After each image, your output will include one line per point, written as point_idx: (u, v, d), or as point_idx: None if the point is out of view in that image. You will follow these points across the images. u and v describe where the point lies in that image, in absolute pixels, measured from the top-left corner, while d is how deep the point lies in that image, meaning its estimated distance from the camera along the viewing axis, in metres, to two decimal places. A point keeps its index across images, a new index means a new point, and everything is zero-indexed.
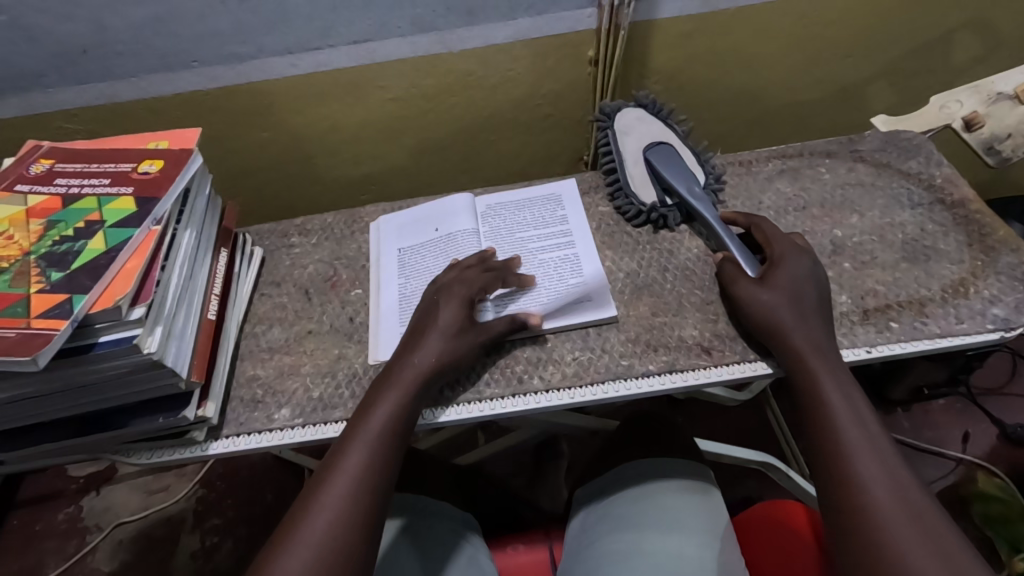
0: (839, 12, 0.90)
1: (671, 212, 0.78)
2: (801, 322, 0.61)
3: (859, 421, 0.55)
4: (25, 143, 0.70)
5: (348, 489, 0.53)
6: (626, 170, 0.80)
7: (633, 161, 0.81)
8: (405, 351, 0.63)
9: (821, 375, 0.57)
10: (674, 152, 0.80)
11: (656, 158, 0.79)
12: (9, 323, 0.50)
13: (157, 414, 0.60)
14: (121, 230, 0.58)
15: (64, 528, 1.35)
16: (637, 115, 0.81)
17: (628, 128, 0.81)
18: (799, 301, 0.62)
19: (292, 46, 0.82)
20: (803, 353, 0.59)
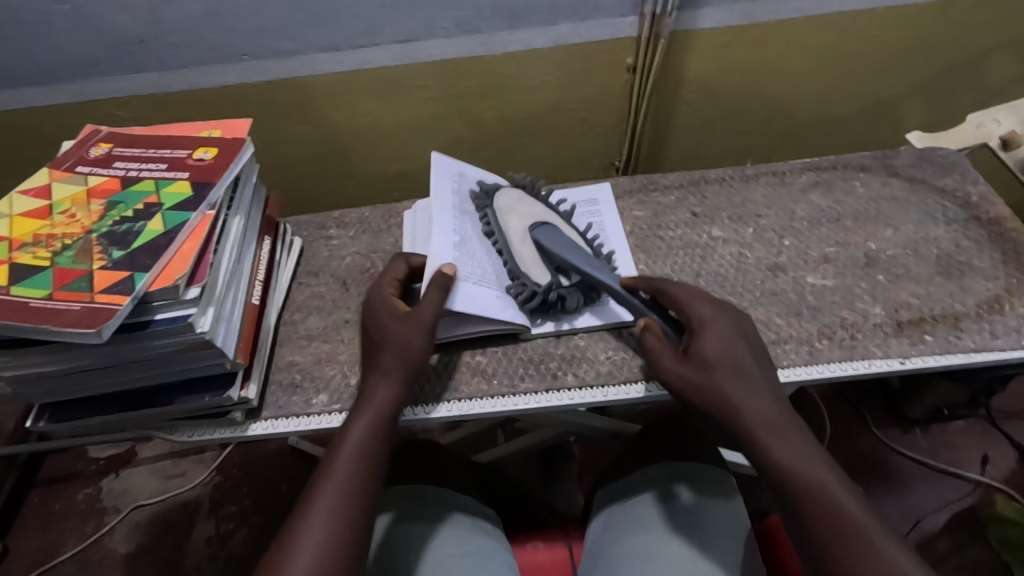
0: (878, 28, 0.91)
1: (571, 294, 0.69)
2: (745, 372, 0.57)
3: (831, 468, 0.51)
4: (84, 128, 0.73)
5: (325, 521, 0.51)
6: (512, 256, 0.71)
7: (520, 238, 0.71)
8: (371, 370, 0.62)
9: (779, 424, 0.54)
10: (562, 233, 0.72)
11: (545, 239, 0.70)
12: (74, 297, 0.52)
13: (203, 393, 0.61)
14: (178, 213, 0.60)
15: (83, 508, 1.38)
16: (519, 194, 0.75)
17: (508, 210, 0.73)
18: (730, 371, 0.56)
19: (339, 43, 0.85)
20: (757, 436, 0.53)
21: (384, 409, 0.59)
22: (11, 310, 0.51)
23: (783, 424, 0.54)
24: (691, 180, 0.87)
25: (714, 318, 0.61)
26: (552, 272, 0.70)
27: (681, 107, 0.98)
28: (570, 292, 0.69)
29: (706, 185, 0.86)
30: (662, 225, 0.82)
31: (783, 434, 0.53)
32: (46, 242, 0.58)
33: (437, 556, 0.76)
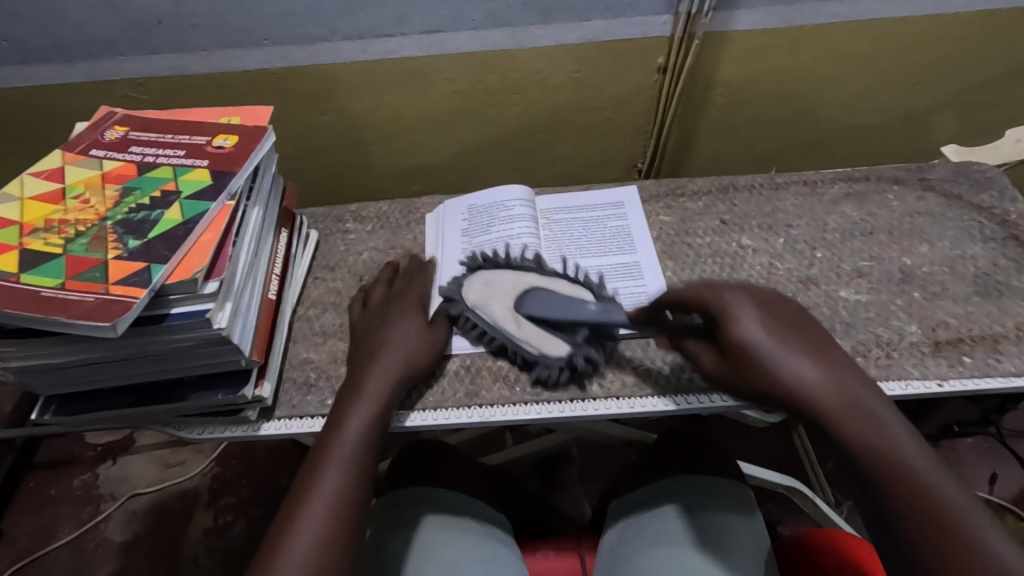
0: (916, 37, 0.88)
1: (591, 350, 0.64)
2: (796, 353, 0.52)
3: (917, 444, 0.45)
4: (98, 109, 0.70)
5: (329, 494, 0.51)
6: (514, 341, 0.66)
7: (514, 322, 0.66)
8: (370, 352, 0.63)
9: (845, 407, 0.48)
10: (546, 291, 0.67)
11: (535, 312, 0.65)
12: (88, 287, 0.50)
13: (216, 391, 0.59)
14: (197, 202, 0.57)
15: (79, 494, 1.35)
16: (484, 280, 0.69)
17: (483, 303, 0.68)
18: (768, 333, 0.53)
19: (363, 31, 0.82)
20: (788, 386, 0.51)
21: (386, 392, 0.60)
22: (22, 299, 0.49)
23: (846, 405, 0.48)
24: (720, 186, 0.84)
25: (747, 295, 0.56)
26: (563, 341, 0.65)
27: (709, 110, 0.96)
28: (590, 351, 0.64)
29: (735, 192, 0.83)
30: (690, 232, 0.79)
31: (855, 418, 0.47)
32: (59, 228, 0.55)
33: (450, 560, 0.73)
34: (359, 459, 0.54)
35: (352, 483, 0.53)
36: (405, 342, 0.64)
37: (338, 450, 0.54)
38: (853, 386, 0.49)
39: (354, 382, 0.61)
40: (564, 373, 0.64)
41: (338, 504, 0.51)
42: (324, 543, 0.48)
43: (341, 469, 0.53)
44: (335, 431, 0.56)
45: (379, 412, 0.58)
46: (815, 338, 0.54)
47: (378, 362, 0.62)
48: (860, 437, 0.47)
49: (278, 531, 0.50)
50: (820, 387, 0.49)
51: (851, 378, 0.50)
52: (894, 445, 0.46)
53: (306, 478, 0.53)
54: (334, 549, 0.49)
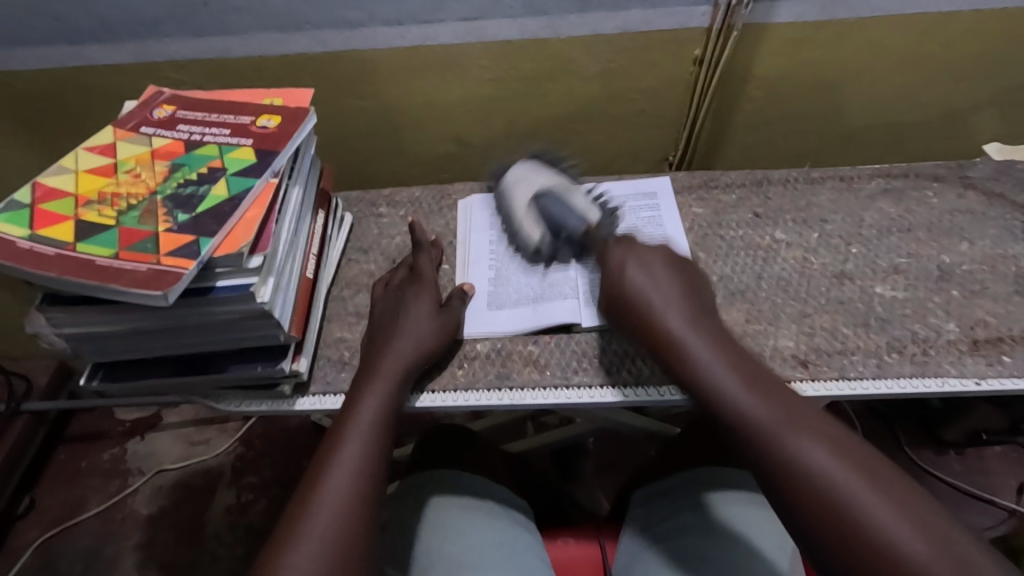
0: (962, 32, 0.87)
1: (561, 246, 0.74)
2: (668, 305, 0.58)
3: (796, 412, 0.48)
4: (146, 88, 0.72)
5: (350, 466, 0.53)
6: (514, 224, 0.78)
7: (526, 202, 0.78)
8: (382, 341, 0.64)
9: (703, 356, 0.54)
10: (560, 197, 0.76)
11: (541, 205, 0.76)
12: (140, 258, 0.51)
13: (256, 363, 0.61)
14: (242, 179, 0.59)
15: (108, 467, 1.39)
16: (526, 171, 0.82)
17: (516, 184, 0.81)
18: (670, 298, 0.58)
19: (402, 17, 0.83)
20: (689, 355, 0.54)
21: (398, 374, 0.61)
22: (77, 267, 0.50)
23: (705, 352, 0.54)
24: (754, 180, 0.84)
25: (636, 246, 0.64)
26: (545, 228, 0.76)
27: (744, 104, 0.95)
28: (561, 247, 0.74)
29: (769, 186, 0.83)
30: (723, 224, 0.79)
31: (717, 373, 0.52)
32: (111, 200, 0.57)
33: (473, 544, 0.74)
34: (378, 432, 0.56)
35: (369, 458, 0.54)
36: (419, 325, 0.65)
37: (359, 424, 0.56)
38: (703, 327, 0.56)
39: (369, 363, 0.62)
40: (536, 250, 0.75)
41: (359, 476, 0.52)
42: (348, 513, 0.50)
43: (362, 443, 0.55)
44: (355, 407, 0.58)
45: (393, 391, 0.59)
46: (675, 278, 0.61)
47: (393, 347, 0.63)
48: (714, 385, 0.52)
49: (300, 501, 0.51)
50: (685, 337, 0.55)
51: (702, 324, 0.56)
52: (752, 384, 0.51)
53: (326, 451, 0.54)
54: (356, 518, 0.50)
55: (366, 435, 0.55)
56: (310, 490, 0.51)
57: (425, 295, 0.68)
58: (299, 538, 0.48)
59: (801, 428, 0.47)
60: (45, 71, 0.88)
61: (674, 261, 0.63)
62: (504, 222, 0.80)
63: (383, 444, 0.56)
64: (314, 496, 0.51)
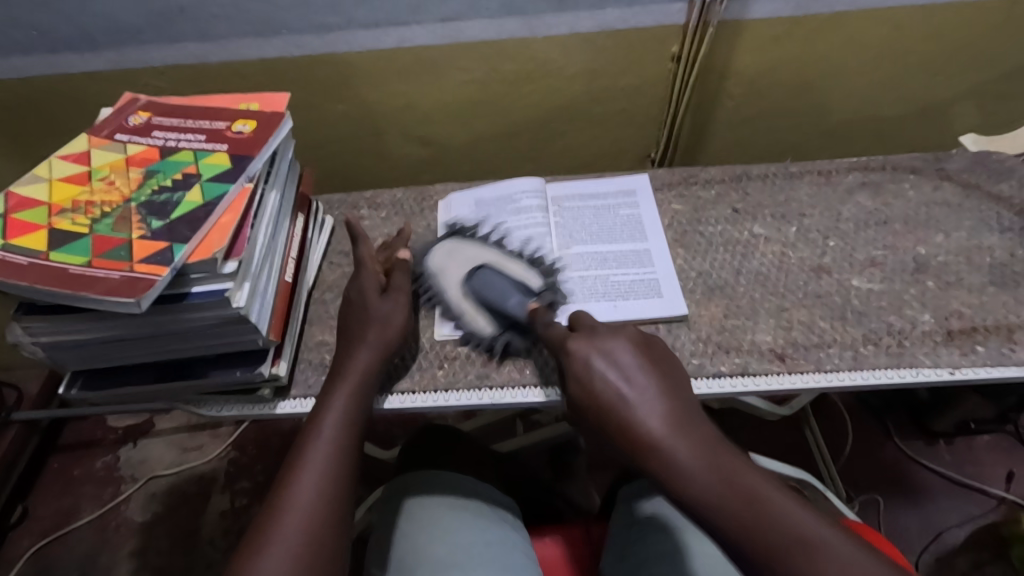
0: (936, 26, 0.87)
1: (510, 336, 0.67)
2: (643, 402, 0.49)
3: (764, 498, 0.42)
4: (123, 96, 0.72)
5: (318, 471, 0.53)
6: (452, 311, 0.70)
7: (460, 294, 0.70)
8: (349, 340, 0.64)
9: (680, 455, 0.45)
10: (495, 271, 0.69)
11: (477, 290, 0.68)
12: (113, 265, 0.51)
13: (235, 368, 0.61)
14: (217, 184, 0.59)
15: (100, 475, 1.39)
16: (449, 250, 0.73)
17: (443, 268, 0.72)
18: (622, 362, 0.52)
19: (379, 20, 0.83)
20: (648, 437, 0.47)
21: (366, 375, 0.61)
22: (50, 275, 0.50)
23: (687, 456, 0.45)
24: (733, 175, 0.84)
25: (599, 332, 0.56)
26: (490, 321, 0.68)
27: (724, 100, 0.96)
28: (511, 337, 0.67)
29: (749, 182, 0.83)
30: (702, 220, 0.79)
31: (699, 487, 0.43)
32: (85, 209, 0.57)
33: (460, 543, 0.74)
34: (345, 436, 0.56)
35: (336, 462, 0.54)
36: (389, 319, 0.64)
37: (326, 428, 0.56)
38: (680, 419, 0.47)
39: (338, 366, 0.62)
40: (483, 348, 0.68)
41: (327, 481, 0.52)
42: (316, 517, 0.50)
43: (330, 447, 0.55)
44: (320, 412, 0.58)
45: (358, 394, 0.59)
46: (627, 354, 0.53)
47: (365, 345, 0.62)
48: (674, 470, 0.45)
49: (269, 509, 0.51)
50: (663, 441, 0.46)
51: (674, 413, 0.48)
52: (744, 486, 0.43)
53: (294, 457, 0.54)
54: (324, 523, 0.50)
55: (331, 441, 0.55)
56: (278, 497, 0.51)
57: (399, 291, 0.67)
58: (266, 546, 0.48)
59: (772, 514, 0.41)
60: (25, 80, 0.88)
61: (635, 346, 0.54)
62: (441, 308, 0.71)
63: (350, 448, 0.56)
64: (282, 502, 0.51)
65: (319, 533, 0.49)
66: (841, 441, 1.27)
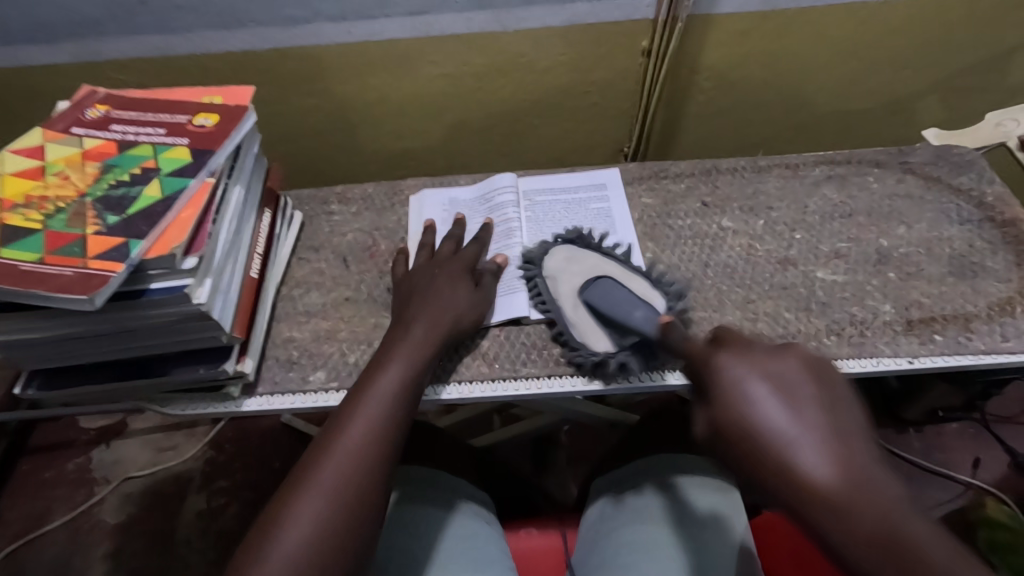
0: (900, 21, 0.89)
1: (630, 354, 0.63)
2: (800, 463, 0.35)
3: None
4: (81, 89, 0.71)
5: (371, 422, 0.52)
6: (563, 320, 0.67)
7: (571, 305, 0.68)
8: (400, 321, 0.63)
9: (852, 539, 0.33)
10: (618, 283, 0.68)
11: (594, 299, 0.66)
12: (66, 261, 0.50)
13: (198, 365, 0.60)
14: (176, 179, 0.58)
15: (73, 477, 1.36)
16: (566, 254, 0.72)
17: (558, 272, 0.71)
18: (777, 380, 0.39)
19: (347, 12, 0.82)
20: (811, 490, 0.35)
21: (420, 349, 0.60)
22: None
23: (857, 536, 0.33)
24: (703, 169, 0.85)
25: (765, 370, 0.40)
26: (611, 334, 0.65)
27: (695, 94, 0.96)
28: (629, 357, 0.63)
29: (718, 175, 0.84)
30: (672, 214, 0.80)
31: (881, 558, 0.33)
32: (38, 204, 0.56)
33: (433, 539, 0.74)
34: (402, 393, 0.55)
35: (390, 416, 0.54)
36: (449, 304, 0.64)
37: (385, 381, 0.56)
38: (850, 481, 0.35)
39: (399, 332, 0.61)
40: (594, 362, 0.64)
41: (379, 434, 0.52)
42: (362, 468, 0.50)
43: (387, 402, 0.54)
44: (382, 366, 0.57)
45: (416, 360, 0.59)
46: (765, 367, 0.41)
47: (419, 325, 0.62)
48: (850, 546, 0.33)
49: (319, 448, 0.51)
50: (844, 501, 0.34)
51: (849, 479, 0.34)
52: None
53: (351, 402, 0.54)
54: (371, 476, 0.50)
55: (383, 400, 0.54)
56: (330, 439, 0.51)
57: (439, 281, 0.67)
58: (310, 485, 0.48)
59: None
60: None
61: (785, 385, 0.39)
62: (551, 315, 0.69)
63: (406, 405, 0.55)
64: (333, 445, 0.51)
65: (361, 487, 0.49)
66: None
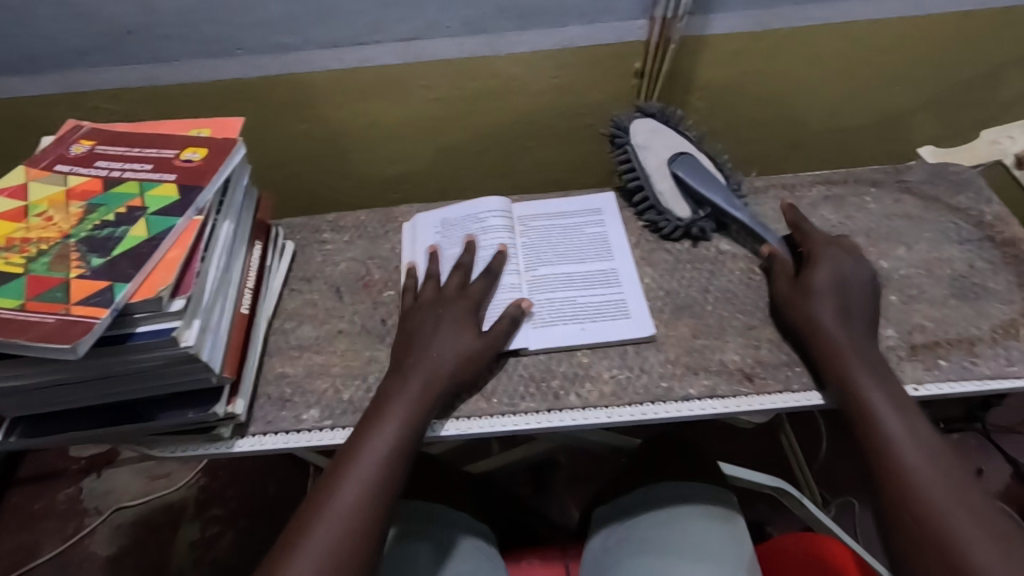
0: (892, 37, 0.88)
1: (709, 223, 0.77)
2: (865, 364, 0.60)
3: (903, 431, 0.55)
4: (65, 123, 0.69)
5: (358, 487, 0.54)
6: (652, 190, 0.78)
7: (660, 175, 0.78)
8: (401, 368, 0.62)
9: (887, 416, 0.56)
10: (698, 161, 0.78)
11: (682, 176, 0.77)
12: (48, 308, 0.49)
13: (187, 409, 0.58)
14: (164, 218, 0.56)
15: (63, 509, 1.33)
16: (652, 127, 0.79)
17: (648, 144, 0.78)
18: (842, 302, 0.64)
19: (338, 40, 0.81)
20: (842, 349, 0.61)
21: (416, 397, 0.59)
22: None
23: (894, 426, 0.56)
24: None
25: (849, 312, 0.64)
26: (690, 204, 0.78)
27: (689, 114, 0.96)
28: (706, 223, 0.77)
29: None
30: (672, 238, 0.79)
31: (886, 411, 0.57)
32: (20, 247, 0.54)
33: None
34: (395, 453, 0.56)
35: (382, 477, 0.55)
36: (449, 348, 0.63)
37: (378, 439, 0.56)
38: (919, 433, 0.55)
39: (394, 380, 0.61)
40: (680, 231, 0.78)
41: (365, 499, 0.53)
42: (345, 537, 0.51)
43: (376, 466, 0.55)
44: (379, 422, 0.58)
45: (414, 412, 0.59)
46: (849, 302, 0.64)
47: (417, 372, 0.61)
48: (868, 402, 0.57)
49: (309, 512, 0.53)
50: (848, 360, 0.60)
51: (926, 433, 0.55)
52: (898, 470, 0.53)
53: (341, 464, 0.55)
54: (356, 547, 0.51)
55: (378, 458, 0.55)
56: (318, 503, 0.53)
57: (441, 321, 0.65)
58: (297, 552, 0.50)
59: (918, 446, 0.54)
60: None
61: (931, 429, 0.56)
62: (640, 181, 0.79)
63: (400, 468, 0.56)
64: (320, 510, 0.52)
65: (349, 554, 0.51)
66: (816, 447, 1.27)
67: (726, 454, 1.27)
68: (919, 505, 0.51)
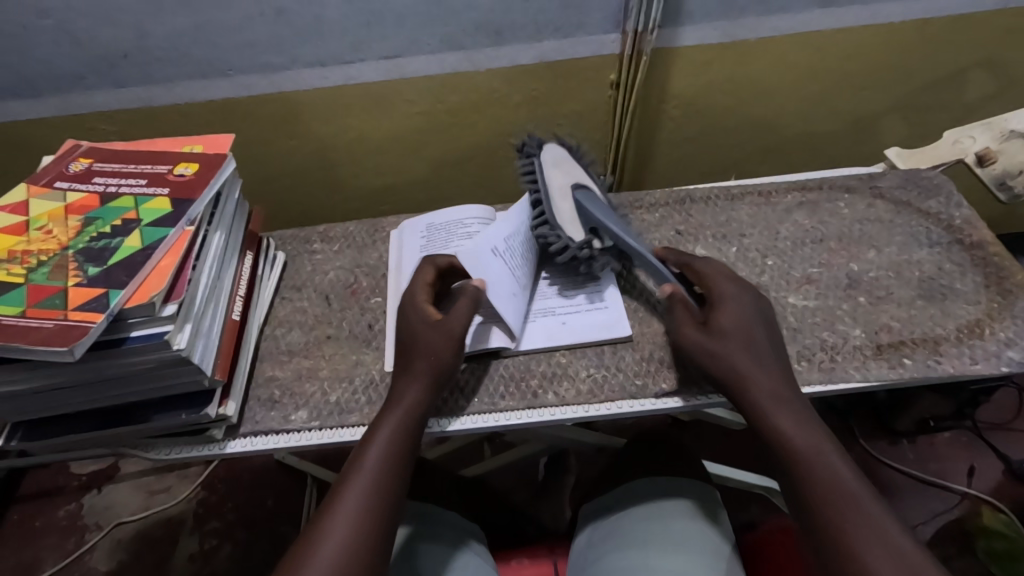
0: (854, 45, 0.92)
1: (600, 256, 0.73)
2: (770, 385, 0.58)
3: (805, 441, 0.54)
4: (64, 142, 0.73)
5: (358, 498, 0.54)
6: (552, 206, 0.72)
7: (562, 196, 0.74)
8: (399, 375, 0.64)
9: (792, 433, 0.55)
10: (596, 197, 0.76)
11: (584, 202, 0.73)
12: (47, 314, 0.52)
13: (179, 411, 0.61)
14: (157, 228, 0.59)
15: (64, 525, 1.34)
16: (559, 154, 0.77)
17: (553, 163, 0.75)
18: (745, 332, 0.61)
19: (324, 59, 0.85)
20: (742, 374, 0.59)
21: (411, 412, 0.60)
22: None
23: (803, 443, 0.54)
24: (677, 198, 0.87)
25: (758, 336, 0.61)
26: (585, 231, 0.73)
27: (665, 122, 1.00)
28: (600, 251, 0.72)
29: (692, 204, 0.86)
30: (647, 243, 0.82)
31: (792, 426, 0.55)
32: (21, 258, 0.57)
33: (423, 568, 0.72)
34: (389, 467, 0.57)
35: (384, 488, 0.55)
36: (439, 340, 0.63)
37: (374, 452, 0.57)
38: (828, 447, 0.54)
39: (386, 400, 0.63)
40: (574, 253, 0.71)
41: (368, 507, 0.54)
42: (353, 544, 0.51)
43: (370, 480, 0.56)
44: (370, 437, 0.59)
45: (407, 425, 0.60)
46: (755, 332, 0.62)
47: (417, 379, 0.62)
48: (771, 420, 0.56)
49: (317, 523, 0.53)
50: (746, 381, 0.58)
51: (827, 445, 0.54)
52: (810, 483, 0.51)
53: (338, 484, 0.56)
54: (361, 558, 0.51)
55: (377, 468, 0.56)
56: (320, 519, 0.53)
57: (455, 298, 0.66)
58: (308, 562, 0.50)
59: (825, 453, 0.53)
60: None
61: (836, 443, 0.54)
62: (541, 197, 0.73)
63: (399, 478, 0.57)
64: (324, 525, 0.53)
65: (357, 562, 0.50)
66: None
67: (717, 455, 1.28)
68: (840, 520, 0.49)
